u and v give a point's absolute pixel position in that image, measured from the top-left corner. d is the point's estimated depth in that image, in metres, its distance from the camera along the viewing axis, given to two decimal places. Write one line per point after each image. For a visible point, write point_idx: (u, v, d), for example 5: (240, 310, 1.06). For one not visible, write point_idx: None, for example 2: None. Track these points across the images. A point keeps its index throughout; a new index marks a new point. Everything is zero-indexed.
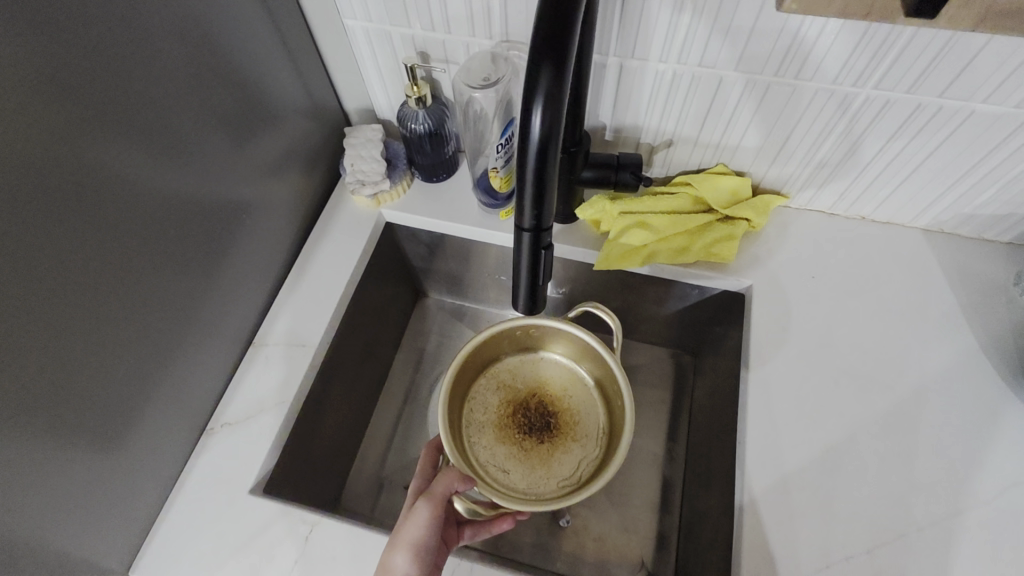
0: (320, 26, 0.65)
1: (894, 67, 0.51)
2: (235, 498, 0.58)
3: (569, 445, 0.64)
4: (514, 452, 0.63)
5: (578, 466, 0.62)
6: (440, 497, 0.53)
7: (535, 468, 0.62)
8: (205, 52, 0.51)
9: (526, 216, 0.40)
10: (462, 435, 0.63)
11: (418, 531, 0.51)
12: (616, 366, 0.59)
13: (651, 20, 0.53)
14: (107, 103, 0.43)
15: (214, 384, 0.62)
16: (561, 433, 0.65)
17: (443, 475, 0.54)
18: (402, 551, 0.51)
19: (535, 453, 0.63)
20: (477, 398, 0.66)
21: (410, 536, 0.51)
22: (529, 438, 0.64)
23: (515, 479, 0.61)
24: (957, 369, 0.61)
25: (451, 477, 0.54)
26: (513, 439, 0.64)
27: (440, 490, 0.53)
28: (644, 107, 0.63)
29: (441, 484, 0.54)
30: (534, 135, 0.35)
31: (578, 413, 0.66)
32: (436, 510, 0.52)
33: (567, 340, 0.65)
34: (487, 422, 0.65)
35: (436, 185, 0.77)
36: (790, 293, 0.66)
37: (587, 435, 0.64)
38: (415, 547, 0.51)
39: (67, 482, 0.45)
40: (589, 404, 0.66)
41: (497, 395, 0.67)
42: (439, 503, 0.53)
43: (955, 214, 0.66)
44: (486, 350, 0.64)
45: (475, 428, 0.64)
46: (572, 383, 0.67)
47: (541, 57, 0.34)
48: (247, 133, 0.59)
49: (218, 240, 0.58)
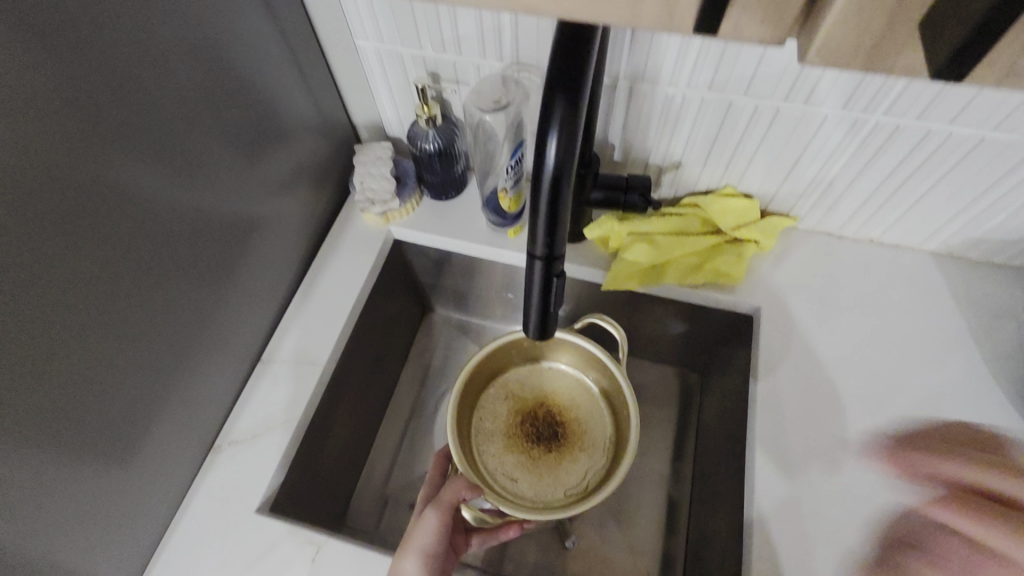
0: (333, 45, 0.66)
1: (904, 95, 0.51)
2: (241, 517, 0.58)
3: (577, 454, 0.63)
4: (522, 461, 0.62)
5: (587, 475, 0.61)
6: (448, 505, 0.53)
7: (543, 477, 0.61)
8: (218, 74, 0.52)
9: (539, 243, 0.40)
10: (470, 443, 0.62)
11: (427, 539, 0.51)
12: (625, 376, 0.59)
13: (662, 46, 0.54)
14: (127, 125, 0.43)
15: (222, 401, 0.62)
16: (570, 442, 0.64)
17: (451, 482, 0.54)
18: (411, 557, 0.50)
19: (544, 461, 0.62)
20: (486, 407, 0.66)
21: (420, 543, 0.51)
22: (537, 447, 0.63)
23: (523, 488, 0.60)
24: (969, 395, 0.60)
25: (459, 484, 0.54)
26: (521, 448, 0.63)
27: (448, 498, 0.53)
28: (654, 129, 0.63)
29: (449, 492, 0.53)
30: (549, 166, 0.36)
31: (586, 422, 0.65)
32: (445, 517, 0.52)
33: (576, 350, 0.65)
34: (495, 430, 0.64)
35: (444, 202, 0.77)
36: (799, 315, 0.66)
37: (595, 445, 0.63)
38: (425, 554, 0.51)
39: (75, 502, 0.45)
40: (597, 413, 0.65)
41: (506, 404, 0.66)
42: (447, 510, 0.52)
43: (965, 238, 0.65)
44: (495, 358, 0.64)
45: (483, 436, 0.64)
46: (581, 392, 0.67)
47: (557, 87, 0.35)
48: (258, 152, 0.60)
49: (228, 257, 0.58)
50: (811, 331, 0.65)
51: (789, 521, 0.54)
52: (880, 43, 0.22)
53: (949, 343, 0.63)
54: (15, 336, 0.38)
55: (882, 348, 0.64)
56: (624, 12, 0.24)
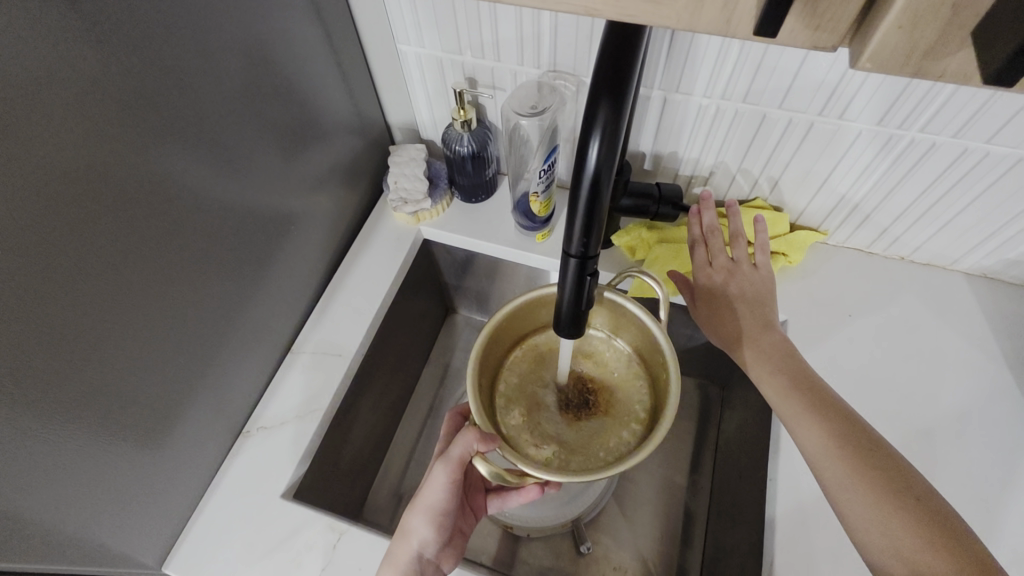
0: (375, 50, 0.68)
1: (941, 112, 0.51)
2: (267, 503, 0.59)
3: (606, 420, 0.63)
4: (548, 428, 0.62)
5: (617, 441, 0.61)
6: (458, 460, 0.51)
7: (571, 445, 0.61)
8: (266, 71, 0.54)
9: (575, 242, 0.42)
10: (495, 406, 0.63)
11: (437, 496, 0.53)
12: (661, 334, 0.57)
13: (697, 58, 0.55)
14: (181, 117, 0.46)
15: (252, 388, 0.64)
16: (600, 414, 0.63)
17: (462, 436, 0.51)
18: (420, 513, 0.53)
19: (570, 429, 0.62)
20: (512, 373, 0.66)
21: (429, 501, 0.53)
22: (564, 417, 0.63)
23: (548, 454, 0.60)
24: (1002, 419, 0.59)
25: (470, 439, 0.51)
26: (547, 416, 0.63)
27: (458, 451, 0.51)
28: (686, 139, 0.64)
29: (459, 446, 0.51)
30: (590, 165, 0.38)
31: (616, 389, 0.65)
32: (456, 471, 0.52)
33: (608, 314, 0.64)
34: (521, 398, 0.64)
35: (474, 205, 0.79)
36: (825, 330, 0.66)
37: (627, 415, 0.63)
38: (434, 510, 0.53)
39: (114, 477, 0.47)
40: (630, 385, 0.65)
41: (534, 371, 0.66)
42: (456, 466, 0.51)
43: (998, 259, 0.65)
44: (523, 323, 0.64)
45: (508, 402, 0.64)
46: (614, 363, 0.66)
47: (601, 90, 0.37)
48: (298, 148, 0.62)
49: (266, 248, 0.60)
50: (839, 346, 0.65)
51: (807, 536, 0.54)
52: (934, 44, 0.22)
53: (982, 364, 0.62)
54: (73, 314, 0.40)
55: (911, 367, 0.63)
56: (683, 15, 0.25)
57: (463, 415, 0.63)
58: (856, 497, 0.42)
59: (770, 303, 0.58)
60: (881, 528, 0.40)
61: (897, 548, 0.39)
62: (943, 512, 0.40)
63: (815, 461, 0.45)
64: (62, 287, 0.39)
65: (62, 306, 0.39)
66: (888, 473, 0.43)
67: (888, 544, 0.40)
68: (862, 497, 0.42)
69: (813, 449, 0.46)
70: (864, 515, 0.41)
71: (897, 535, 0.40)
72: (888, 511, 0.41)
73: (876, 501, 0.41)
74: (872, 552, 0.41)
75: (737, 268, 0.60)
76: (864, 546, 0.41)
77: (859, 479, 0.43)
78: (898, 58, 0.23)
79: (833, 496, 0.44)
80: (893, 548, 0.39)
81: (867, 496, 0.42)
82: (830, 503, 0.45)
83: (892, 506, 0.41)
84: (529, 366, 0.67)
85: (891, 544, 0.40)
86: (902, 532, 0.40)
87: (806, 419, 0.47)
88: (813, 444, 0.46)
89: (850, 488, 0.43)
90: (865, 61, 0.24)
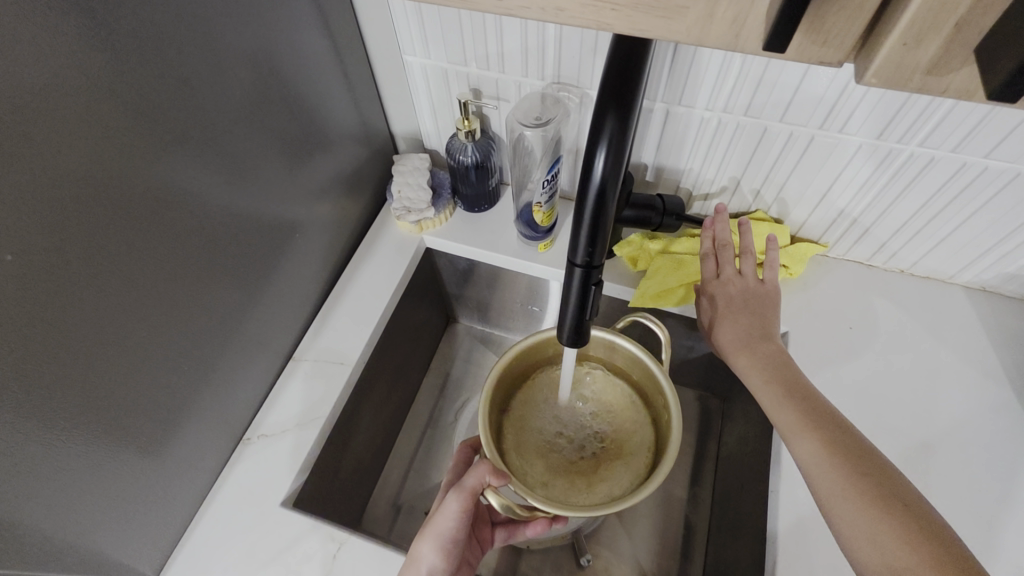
0: (380, 59, 0.69)
1: (940, 127, 0.52)
2: (266, 512, 0.59)
3: (615, 463, 0.62)
4: (553, 465, 0.62)
5: (621, 479, 0.61)
6: (471, 491, 0.51)
7: (576, 482, 0.61)
8: (271, 81, 0.55)
9: (580, 251, 0.42)
10: (501, 443, 0.63)
11: (448, 524, 0.51)
12: (663, 377, 0.58)
13: (701, 71, 0.55)
14: (189, 124, 0.46)
15: (253, 396, 0.64)
16: (605, 450, 0.63)
17: (475, 467, 0.51)
18: (428, 541, 0.51)
19: (576, 466, 0.62)
20: (517, 408, 0.66)
21: (439, 529, 0.51)
22: (570, 453, 0.63)
23: (553, 490, 0.60)
24: (1002, 432, 0.59)
25: (483, 471, 0.51)
26: (553, 453, 0.63)
27: (472, 483, 0.51)
28: (688, 151, 0.64)
29: (473, 477, 0.51)
30: (596, 176, 0.39)
31: (624, 430, 0.65)
32: (467, 503, 0.51)
33: (612, 352, 0.64)
34: (527, 434, 0.64)
35: (477, 215, 0.79)
36: (826, 343, 0.66)
37: (631, 452, 0.63)
38: (443, 539, 0.51)
39: (114, 483, 0.47)
40: (635, 421, 0.65)
41: (539, 405, 0.66)
42: (469, 497, 0.51)
43: (997, 273, 0.65)
44: (528, 359, 0.64)
45: (514, 438, 0.64)
46: (618, 399, 0.66)
47: (608, 102, 0.37)
48: (304, 157, 0.63)
49: (269, 255, 0.61)
50: (839, 359, 0.65)
51: (806, 548, 0.54)
52: (937, 61, 0.23)
53: (980, 376, 0.63)
54: (76, 319, 0.40)
55: (911, 380, 0.63)
56: (692, 30, 0.25)
57: (472, 446, 0.63)
58: (846, 505, 0.42)
59: (774, 318, 0.58)
60: (872, 537, 0.40)
61: (885, 557, 0.39)
62: (935, 524, 0.40)
63: (808, 469, 0.45)
64: (67, 290, 0.39)
65: (65, 310, 0.39)
66: (879, 482, 0.42)
67: (876, 552, 0.40)
68: (851, 505, 0.42)
69: (805, 458, 0.46)
70: (853, 522, 0.41)
71: (886, 543, 0.40)
72: (877, 516, 0.41)
73: (865, 509, 0.41)
74: (861, 561, 0.41)
75: (738, 287, 0.60)
76: (853, 554, 0.41)
77: (850, 487, 0.43)
78: (902, 75, 0.24)
79: (825, 505, 0.44)
80: (881, 556, 0.39)
81: (857, 504, 0.42)
82: (821, 510, 0.45)
83: (880, 512, 0.41)
84: (537, 404, 0.66)
85: (879, 553, 0.40)
86: (891, 540, 0.39)
87: (799, 427, 0.47)
88: (806, 451, 0.46)
89: (840, 495, 0.43)
90: (869, 79, 0.24)
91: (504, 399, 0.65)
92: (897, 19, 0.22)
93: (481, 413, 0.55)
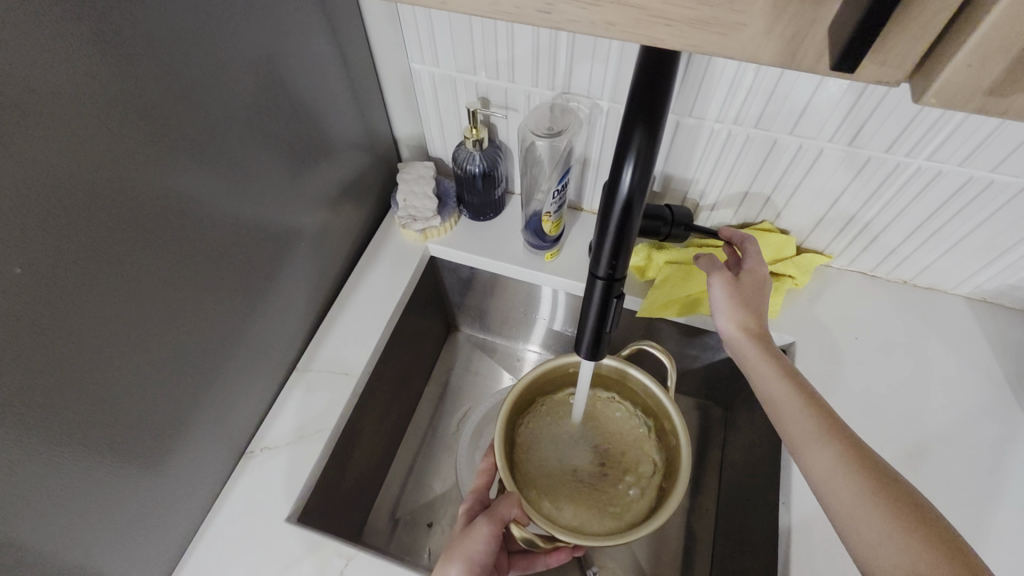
0: (387, 68, 0.69)
1: (949, 141, 0.53)
2: (270, 526, 0.57)
3: (624, 487, 0.62)
4: (566, 492, 0.62)
5: (631, 505, 0.61)
6: (500, 518, 0.51)
7: (590, 507, 0.61)
8: (276, 88, 0.54)
9: (602, 264, 0.42)
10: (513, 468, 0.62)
11: (477, 547, 0.49)
12: (671, 404, 0.59)
13: (714, 82, 0.56)
14: (195, 132, 0.45)
15: (256, 409, 0.62)
16: (616, 475, 0.63)
17: (505, 496, 0.53)
18: (457, 564, 0.49)
19: (588, 491, 0.62)
20: (529, 433, 0.65)
21: (469, 552, 0.49)
22: (582, 479, 0.63)
23: (567, 516, 0.60)
24: (1007, 443, 0.59)
25: (512, 501, 0.52)
26: (565, 479, 0.63)
27: (500, 510, 0.52)
28: (697, 162, 0.65)
29: (502, 505, 0.52)
30: (623, 190, 0.39)
31: (632, 455, 0.65)
32: (496, 530, 0.51)
33: (620, 378, 0.64)
34: (536, 459, 0.64)
35: (482, 223, 0.79)
36: (831, 353, 0.66)
37: (640, 477, 0.63)
38: (473, 563, 0.49)
39: (115, 502, 0.45)
40: (643, 446, 0.65)
41: (548, 430, 0.66)
42: (499, 524, 0.51)
43: (999, 285, 0.66)
44: (537, 386, 0.64)
45: (527, 465, 0.63)
46: (626, 423, 0.66)
47: (636, 116, 0.37)
48: (307, 165, 0.61)
49: (272, 263, 0.59)
50: (844, 369, 0.65)
51: (820, 560, 0.53)
52: (1000, 83, 0.21)
53: (981, 386, 0.63)
54: (78, 333, 0.39)
55: (915, 390, 0.63)
56: (748, 48, 0.23)
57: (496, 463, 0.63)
58: (873, 516, 0.41)
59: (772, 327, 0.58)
60: (901, 547, 0.39)
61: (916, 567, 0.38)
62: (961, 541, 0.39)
63: (830, 476, 0.44)
64: (68, 302, 0.38)
65: (66, 323, 0.38)
66: (904, 495, 0.41)
67: (905, 563, 0.38)
68: (878, 515, 0.41)
69: (826, 465, 0.45)
70: (880, 530, 0.40)
71: (917, 555, 0.38)
72: (905, 526, 0.40)
73: (891, 518, 0.40)
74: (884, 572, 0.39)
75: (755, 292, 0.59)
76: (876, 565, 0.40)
77: (876, 497, 0.42)
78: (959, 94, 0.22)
79: (846, 513, 0.42)
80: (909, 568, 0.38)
81: (885, 514, 0.41)
82: (836, 520, 0.43)
83: (909, 522, 0.40)
84: (547, 425, 0.66)
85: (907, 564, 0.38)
86: (923, 551, 0.38)
87: (820, 435, 0.46)
88: (826, 459, 0.45)
89: (866, 503, 0.42)
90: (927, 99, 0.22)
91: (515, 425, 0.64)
92: (961, 40, 0.20)
93: (496, 442, 0.56)
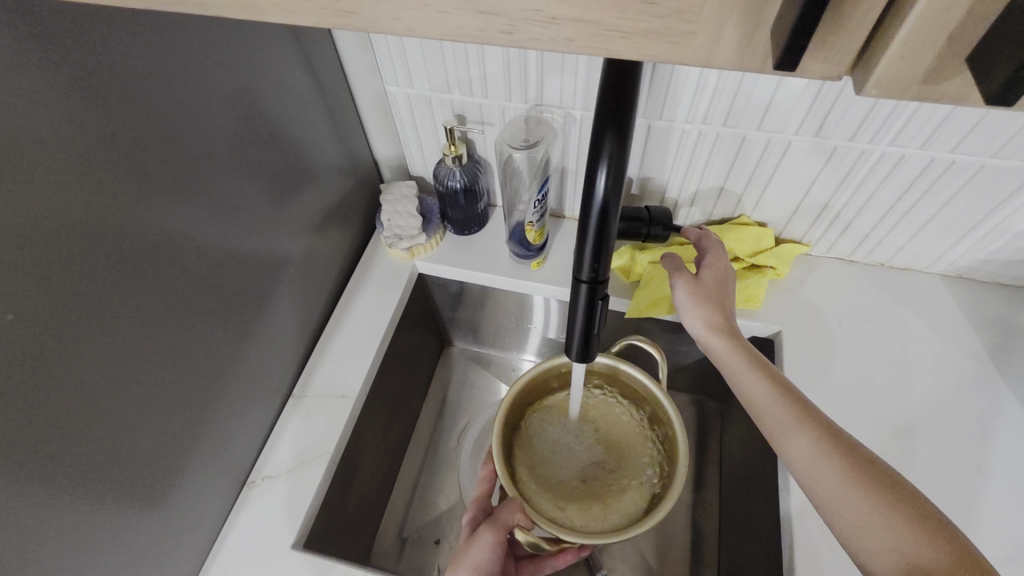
0: (362, 92, 0.70)
1: (908, 126, 0.55)
2: (276, 555, 0.57)
3: (624, 484, 0.63)
4: (568, 492, 0.62)
5: (632, 501, 0.62)
6: (504, 524, 0.52)
7: (592, 505, 0.61)
8: (255, 119, 0.55)
9: (585, 267, 0.43)
10: (514, 473, 0.62)
11: (483, 556, 0.50)
12: (664, 397, 0.60)
13: (680, 84, 0.57)
14: (177, 167, 0.46)
15: (255, 438, 0.62)
16: (615, 472, 0.64)
17: (507, 502, 0.53)
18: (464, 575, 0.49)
19: (589, 490, 0.62)
20: (526, 437, 0.66)
21: (476, 561, 0.49)
22: (582, 478, 0.63)
23: (571, 516, 0.60)
24: (991, 413, 0.61)
25: (514, 506, 0.53)
26: (565, 479, 0.63)
27: (503, 517, 0.52)
28: (671, 162, 0.66)
29: (505, 511, 0.52)
30: (598, 194, 0.40)
31: (629, 451, 0.65)
32: (501, 537, 0.51)
33: (613, 375, 0.65)
34: (536, 462, 0.64)
35: (467, 237, 0.80)
36: (817, 338, 0.68)
37: (638, 472, 0.64)
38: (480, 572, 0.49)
39: (119, 542, 0.45)
40: (640, 440, 0.66)
41: (545, 431, 0.66)
42: (503, 531, 0.51)
43: (971, 260, 0.68)
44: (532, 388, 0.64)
45: (527, 468, 0.63)
46: (621, 419, 0.67)
47: (606, 122, 0.38)
48: (290, 192, 0.62)
49: (262, 292, 0.60)
50: (830, 353, 0.67)
51: (822, 543, 0.54)
52: (932, 71, 0.22)
53: (962, 360, 0.65)
54: (73, 375, 0.39)
55: (901, 369, 0.65)
56: (700, 54, 0.25)
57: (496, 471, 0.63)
58: (856, 499, 0.42)
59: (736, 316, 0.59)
60: (886, 527, 0.40)
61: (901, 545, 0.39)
62: (943, 518, 0.40)
63: (810, 463, 0.45)
64: (62, 345, 0.38)
65: (60, 367, 0.38)
66: (884, 476, 0.43)
67: (891, 542, 0.40)
68: (861, 498, 0.42)
69: (806, 452, 0.46)
70: (865, 511, 0.41)
71: (902, 533, 0.39)
72: (887, 505, 0.41)
73: (873, 498, 0.41)
74: (874, 557, 0.40)
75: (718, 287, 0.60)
76: (865, 546, 0.41)
77: (857, 479, 0.43)
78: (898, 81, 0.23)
79: (830, 498, 0.43)
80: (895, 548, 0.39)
81: (866, 496, 0.42)
82: (822, 505, 0.44)
83: (891, 501, 0.41)
84: (544, 428, 0.67)
85: (891, 541, 0.39)
86: (906, 528, 0.39)
87: (795, 423, 0.47)
88: (804, 446, 0.46)
89: (848, 486, 0.43)
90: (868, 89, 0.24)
91: (513, 430, 0.65)
92: (893, 32, 0.21)
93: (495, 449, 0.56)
